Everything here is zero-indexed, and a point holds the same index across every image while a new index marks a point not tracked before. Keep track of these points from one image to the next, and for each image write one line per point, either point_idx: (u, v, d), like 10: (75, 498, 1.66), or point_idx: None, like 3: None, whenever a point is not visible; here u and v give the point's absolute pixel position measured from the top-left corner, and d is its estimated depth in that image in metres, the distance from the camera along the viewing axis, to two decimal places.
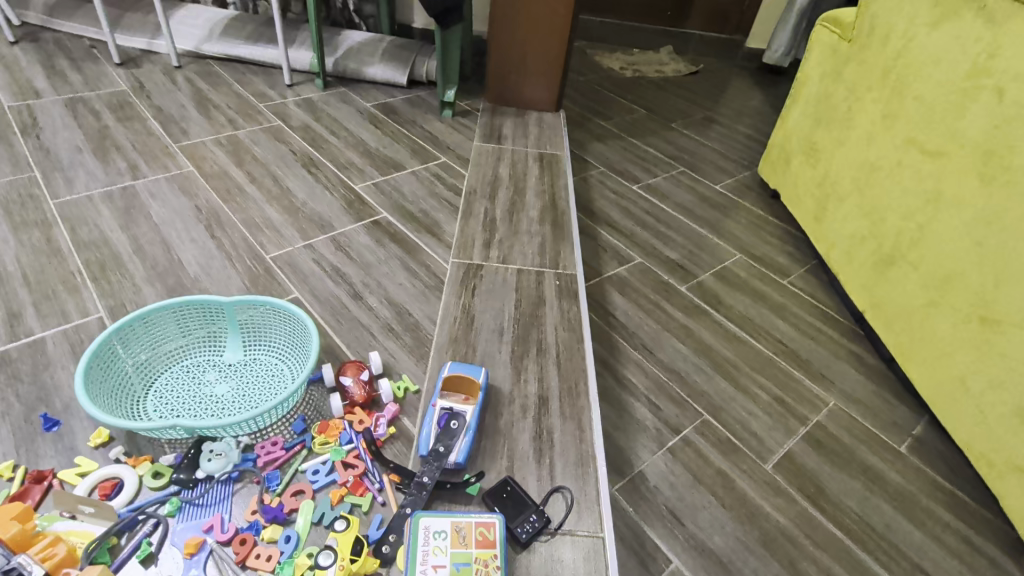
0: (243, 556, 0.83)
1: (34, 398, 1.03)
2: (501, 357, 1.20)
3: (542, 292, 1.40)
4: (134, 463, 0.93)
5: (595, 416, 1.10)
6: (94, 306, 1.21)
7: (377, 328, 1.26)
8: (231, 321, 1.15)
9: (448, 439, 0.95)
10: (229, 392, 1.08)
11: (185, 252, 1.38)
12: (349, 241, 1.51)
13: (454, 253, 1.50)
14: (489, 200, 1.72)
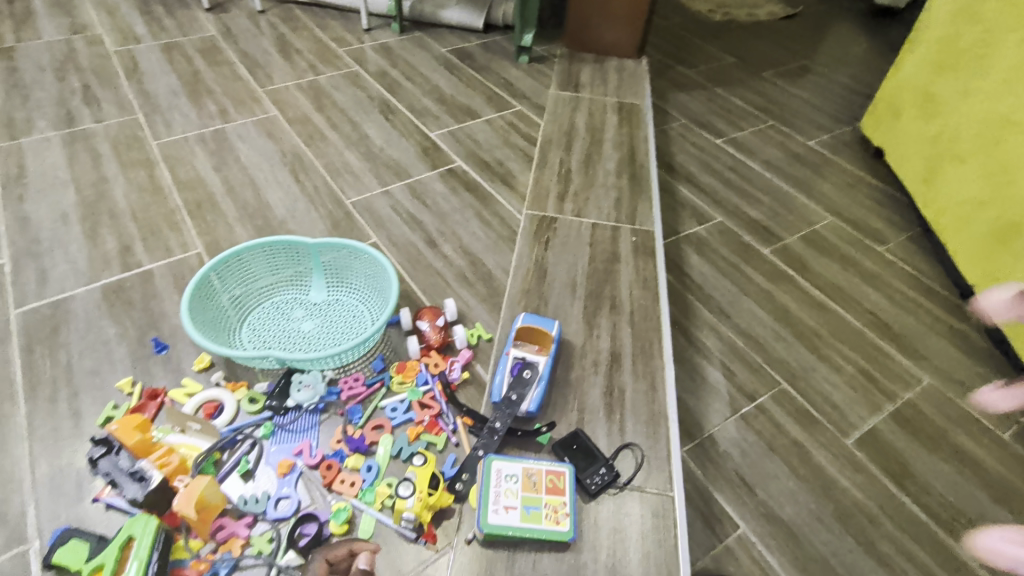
0: (330, 480, 0.89)
1: (146, 323, 1.12)
2: (573, 312, 1.19)
3: (617, 248, 1.36)
4: (233, 388, 1.01)
5: (668, 376, 1.08)
6: (194, 243, 1.30)
7: (452, 275, 1.27)
8: (315, 262, 1.19)
9: (521, 388, 0.97)
10: (314, 330, 1.14)
11: (272, 194, 1.44)
12: (424, 189, 1.52)
13: (527, 204, 1.47)
14: (565, 150, 1.67)
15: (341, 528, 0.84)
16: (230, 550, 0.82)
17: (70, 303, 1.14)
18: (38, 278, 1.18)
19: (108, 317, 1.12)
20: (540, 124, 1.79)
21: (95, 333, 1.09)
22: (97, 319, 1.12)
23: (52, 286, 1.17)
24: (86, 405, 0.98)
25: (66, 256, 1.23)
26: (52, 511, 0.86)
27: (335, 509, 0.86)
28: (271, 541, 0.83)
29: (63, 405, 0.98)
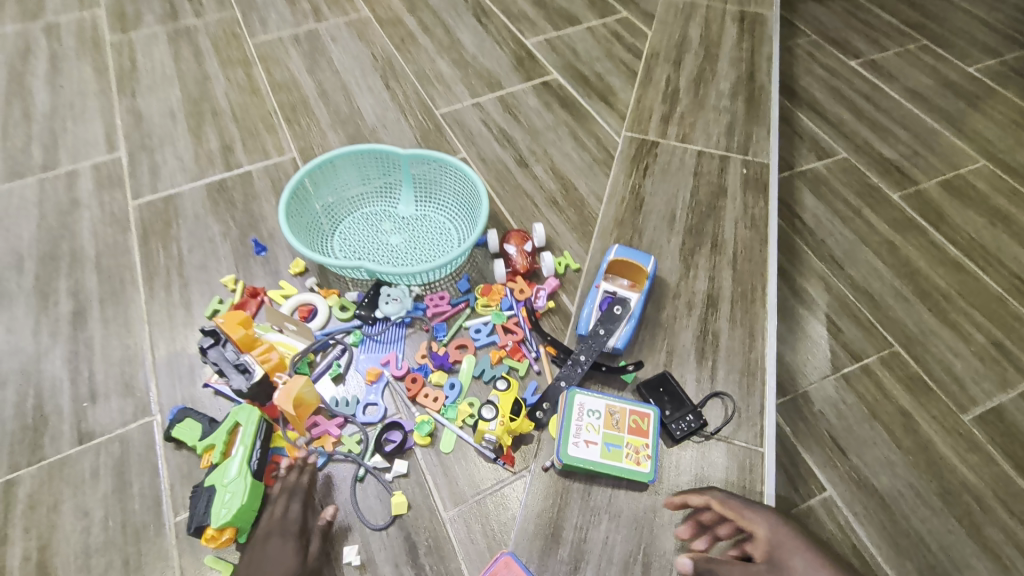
0: (415, 393, 0.91)
1: (246, 224, 1.16)
2: (669, 248, 1.11)
3: (724, 181, 1.23)
4: (325, 295, 1.04)
5: (770, 327, 1.00)
6: (289, 147, 1.30)
7: (542, 198, 1.21)
8: (405, 174, 1.16)
9: (610, 324, 0.93)
10: (401, 244, 1.13)
11: (363, 101, 1.40)
12: (517, 103, 1.42)
13: (627, 126, 1.35)
14: (673, 66, 1.50)
15: (425, 440, 0.87)
16: (323, 446, 0.87)
17: (179, 199, 1.19)
18: (151, 173, 1.24)
19: (213, 215, 1.17)
20: (648, 32, 1.60)
21: (201, 229, 1.14)
22: (204, 217, 1.16)
23: (163, 182, 1.22)
24: (196, 297, 1.05)
25: (174, 152, 1.27)
26: (170, 390, 0.93)
27: (418, 421, 0.89)
28: (359, 443, 0.87)
29: (177, 295, 1.05)
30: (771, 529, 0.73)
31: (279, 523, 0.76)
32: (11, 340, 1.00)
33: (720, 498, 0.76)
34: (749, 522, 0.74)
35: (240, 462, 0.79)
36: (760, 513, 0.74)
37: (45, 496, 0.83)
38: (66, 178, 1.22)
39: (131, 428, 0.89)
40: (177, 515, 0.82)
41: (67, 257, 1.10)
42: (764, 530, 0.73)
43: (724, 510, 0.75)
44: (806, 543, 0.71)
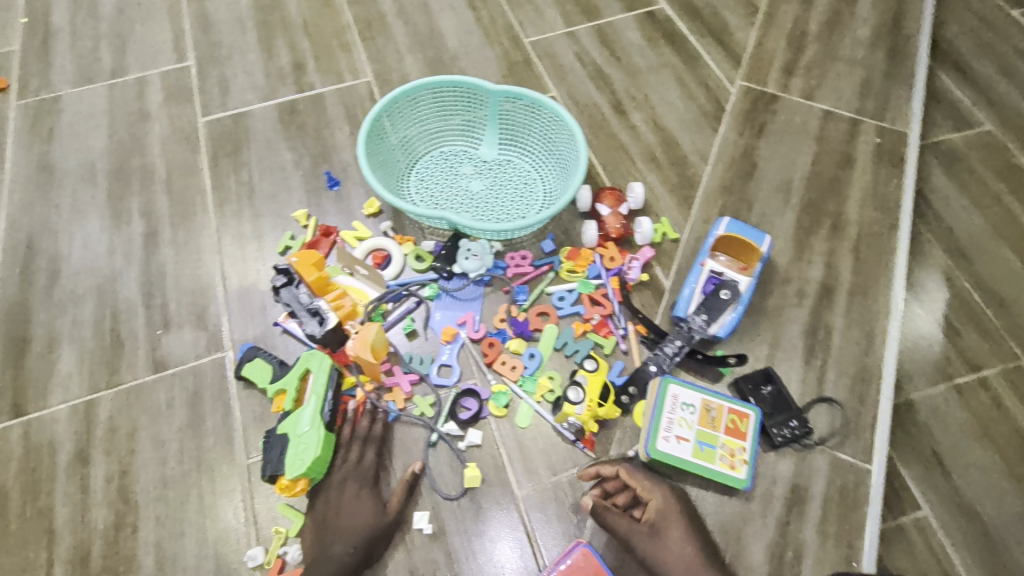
0: (491, 359, 0.86)
1: (319, 154, 1.07)
2: (781, 225, 1.00)
3: (852, 152, 1.08)
4: (401, 242, 0.97)
5: (891, 329, 0.90)
6: (364, 69, 1.17)
7: (639, 152, 1.08)
8: (491, 112, 1.04)
9: (714, 309, 0.84)
10: (482, 192, 1.03)
11: (445, 20, 1.24)
12: (617, 35, 1.23)
13: (744, 74, 1.17)
14: (803, 4, 1.28)
15: (500, 411, 0.83)
16: (394, 400, 0.84)
17: (249, 120, 1.11)
18: (220, 87, 1.15)
19: (284, 141, 1.08)
20: None
21: (273, 156, 1.07)
22: (275, 142, 1.08)
23: (233, 98, 1.13)
24: (267, 230, 0.99)
25: (244, 65, 1.17)
26: (242, 327, 0.90)
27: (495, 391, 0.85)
28: (433, 406, 0.83)
29: (247, 225, 0.99)
30: (665, 501, 0.75)
31: (354, 469, 0.77)
32: (86, 256, 0.97)
33: (630, 467, 0.77)
34: (647, 490, 0.75)
35: (313, 412, 0.76)
36: (658, 484, 0.76)
37: (123, 423, 0.83)
38: (136, 87, 1.14)
39: (204, 361, 0.87)
40: (250, 457, 0.81)
41: (138, 175, 1.05)
42: (658, 501, 0.75)
43: (630, 475, 0.76)
44: (684, 519, 0.75)
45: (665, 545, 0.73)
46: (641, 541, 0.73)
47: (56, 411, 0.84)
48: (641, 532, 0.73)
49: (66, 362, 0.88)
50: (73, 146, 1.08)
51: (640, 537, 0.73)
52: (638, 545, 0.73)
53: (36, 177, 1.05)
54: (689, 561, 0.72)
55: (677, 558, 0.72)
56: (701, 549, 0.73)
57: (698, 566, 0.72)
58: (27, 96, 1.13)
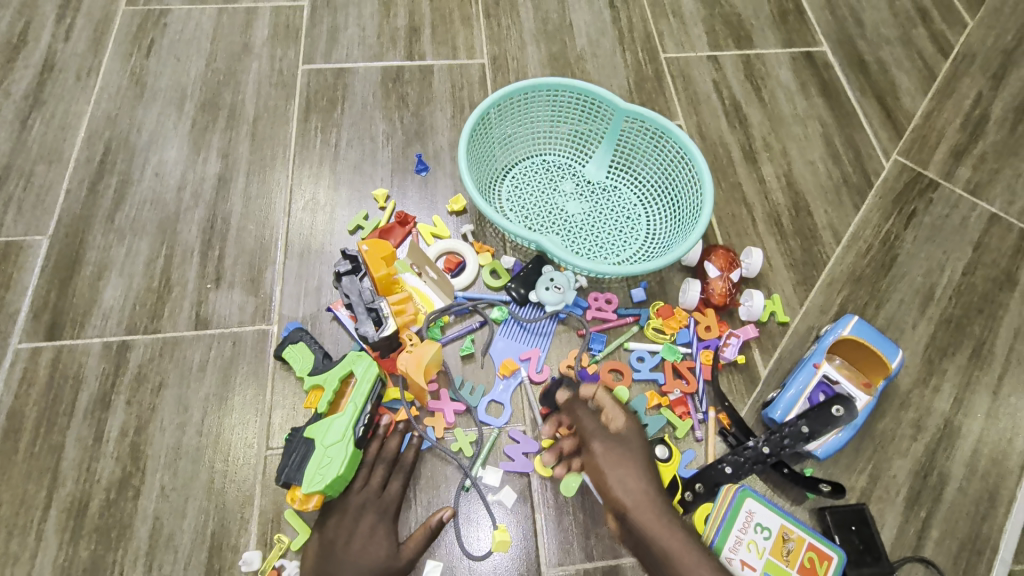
0: (548, 410, 0.77)
1: (413, 132, 0.99)
2: (912, 338, 0.85)
3: (1014, 271, 0.92)
4: (478, 250, 0.87)
5: (1019, 495, 0.76)
6: (481, 50, 1.07)
7: (763, 211, 0.94)
8: (608, 129, 0.92)
9: (818, 425, 0.72)
10: (578, 216, 0.92)
11: (579, 15, 1.12)
12: (766, 71, 1.09)
13: (903, 148, 1.02)
14: (990, 81, 1.10)
15: (545, 471, 0.74)
16: (433, 426, 0.75)
17: (350, 78, 1.03)
18: (328, 35, 1.07)
19: (381, 109, 1.00)
20: (970, 21, 1.16)
21: (366, 123, 0.99)
22: (371, 108, 1.00)
23: (339, 51, 1.05)
24: (343, 203, 0.91)
25: (357, 18, 1.09)
26: (293, 302, 0.83)
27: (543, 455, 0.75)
28: (473, 444, 0.75)
29: (322, 192, 0.92)
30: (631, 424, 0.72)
31: (374, 497, 0.69)
32: (156, 186, 0.92)
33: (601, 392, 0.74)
34: (614, 411, 0.73)
35: (347, 423, 0.68)
36: (627, 410, 0.73)
37: (152, 375, 0.78)
38: (245, 17, 1.08)
39: (246, 330, 0.81)
40: (270, 447, 0.75)
41: (226, 111, 0.99)
42: (626, 420, 0.72)
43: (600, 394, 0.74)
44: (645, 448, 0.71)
45: (621, 466, 0.68)
46: (600, 454, 0.70)
47: (91, 343, 0.80)
48: (604, 440, 0.70)
49: (111, 294, 0.83)
50: (169, 65, 1.03)
51: (598, 448, 0.70)
52: (595, 457, 0.69)
53: (126, 90, 1.00)
54: (641, 492, 0.67)
55: (632, 486, 0.67)
56: (657, 484, 0.69)
57: (649, 499, 0.67)
58: (136, 3, 1.08)
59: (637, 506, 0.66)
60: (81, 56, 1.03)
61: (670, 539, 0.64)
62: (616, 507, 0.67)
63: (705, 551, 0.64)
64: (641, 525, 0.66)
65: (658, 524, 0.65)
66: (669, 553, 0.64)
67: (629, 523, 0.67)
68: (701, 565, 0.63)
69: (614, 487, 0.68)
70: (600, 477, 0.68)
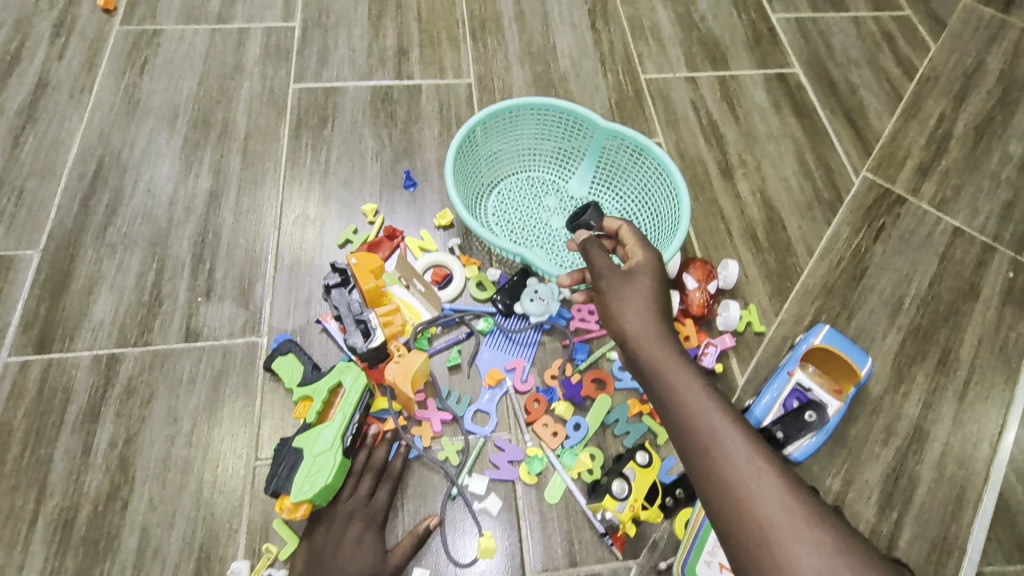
0: (533, 419, 0.79)
1: (402, 148, 1.01)
2: (882, 346, 0.89)
3: (978, 282, 0.96)
4: (465, 263, 0.90)
5: (984, 497, 0.79)
6: (467, 71, 1.10)
7: (739, 226, 0.98)
8: (589, 146, 0.96)
9: (793, 430, 0.75)
10: (562, 230, 0.95)
11: (562, 37, 1.16)
12: (741, 92, 1.13)
13: (872, 165, 1.06)
14: (953, 102, 1.15)
15: (529, 479, 0.76)
16: (420, 435, 0.77)
17: (340, 97, 1.06)
18: (319, 56, 1.10)
19: (370, 127, 1.03)
20: (932, 45, 1.22)
21: (355, 140, 1.01)
22: (361, 126, 1.03)
23: (329, 70, 1.08)
24: (332, 217, 0.93)
25: (348, 39, 1.12)
26: (283, 314, 0.85)
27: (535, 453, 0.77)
28: (459, 453, 0.77)
29: (312, 207, 0.94)
30: (650, 264, 0.61)
31: (362, 506, 0.71)
32: (148, 202, 0.93)
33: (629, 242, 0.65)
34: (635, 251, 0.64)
35: (334, 433, 0.69)
36: (649, 250, 0.63)
37: (141, 387, 0.79)
38: (237, 37, 1.11)
39: (236, 342, 0.83)
40: (259, 458, 0.76)
41: (217, 128, 1.01)
42: (643, 257, 0.62)
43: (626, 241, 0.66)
44: (656, 289, 0.58)
45: (641, 276, 0.59)
46: (643, 258, 0.62)
47: (80, 356, 0.81)
48: (613, 274, 0.60)
49: (101, 308, 0.84)
50: (162, 84, 1.05)
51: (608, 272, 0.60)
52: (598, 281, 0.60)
53: (119, 107, 1.02)
54: (647, 315, 0.55)
55: (648, 296, 0.57)
56: (665, 322, 0.56)
57: (656, 320, 0.55)
58: (130, 24, 1.11)
59: (638, 331, 0.54)
60: (75, 74, 1.05)
61: (666, 360, 0.51)
62: (614, 327, 0.56)
63: (708, 386, 0.49)
64: (637, 346, 0.53)
65: (657, 346, 0.53)
66: (660, 372, 0.51)
67: (628, 345, 0.54)
68: (702, 400, 0.48)
69: (633, 287, 0.58)
70: (605, 293, 0.58)
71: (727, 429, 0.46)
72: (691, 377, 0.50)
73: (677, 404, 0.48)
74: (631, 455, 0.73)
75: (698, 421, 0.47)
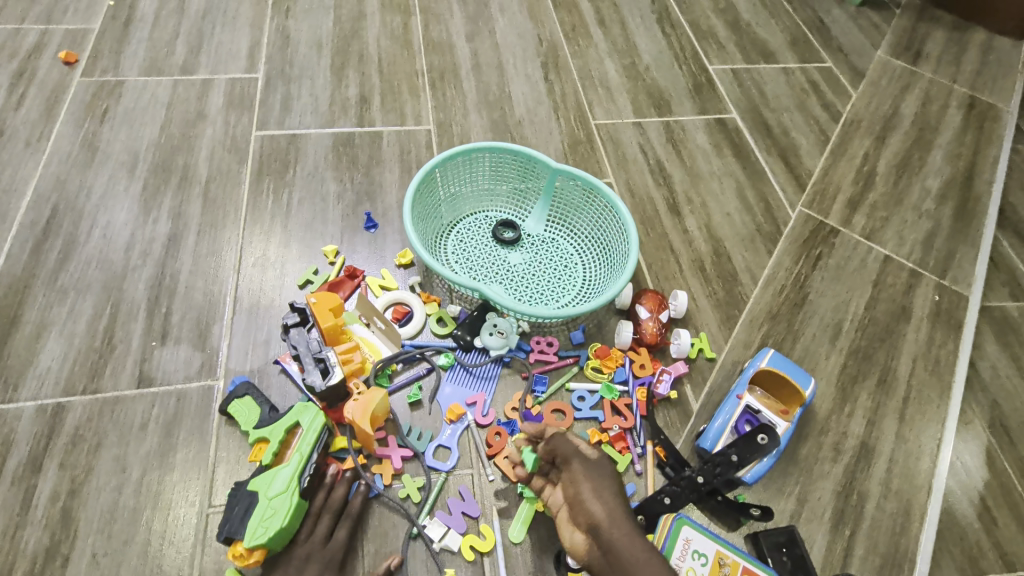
0: (495, 451, 0.80)
1: (363, 191, 1.04)
2: (826, 368, 0.93)
3: (909, 304, 1.03)
4: (425, 300, 0.91)
5: (930, 509, 0.83)
6: (427, 117, 1.15)
7: (688, 258, 1.03)
8: (543, 186, 1.01)
9: (748, 452, 0.76)
10: (520, 266, 0.98)
11: (516, 86, 1.23)
12: (684, 135, 1.22)
13: (806, 200, 1.14)
14: (875, 142, 1.26)
15: (470, 555, 0.73)
16: (381, 474, 0.76)
17: (303, 142, 1.09)
18: (282, 104, 1.13)
19: (332, 171, 1.06)
20: (854, 92, 1.35)
21: (317, 184, 1.04)
22: (323, 170, 1.06)
23: (292, 118, 1.12)
24: (293, 259, 0.94)
25: (310, 89, 1.16)
26: (241, 356, 0.84)
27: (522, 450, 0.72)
28: (421, 490, 0.76)
29: (273, 249, 0.95)
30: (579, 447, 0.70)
31: (319, 548, 0.69)
32: (103, 246, 0.93)
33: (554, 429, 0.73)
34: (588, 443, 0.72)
35: (292, 473, 0.68)
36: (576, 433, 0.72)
37: (88, 435, 0.77)
38: (200, 87, 1.14)
39: (191, 386, 0.81)
40: (212, 505, 0.73)
41: (178, 173, 1.02)
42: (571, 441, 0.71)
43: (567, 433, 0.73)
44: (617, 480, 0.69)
45: (605, 475, 0.68)
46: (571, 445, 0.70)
47: (24, 406, 0.78)
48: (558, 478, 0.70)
49: (49, 355, 0.82)
50: (123, 132, 1.06)
51: (580, 467, 0.68)
52: (576, 472, 0.68)
53: (77, 155, 1.03)
54: (614, 508, 0.65)
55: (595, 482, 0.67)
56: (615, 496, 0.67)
57: (621, 514, 0.65)
58: (92, 75, 1.13)
59: (612, 530, 0.63)
60: (32, 124, 1.05)
61: (636, 560, 0.61)
62: (588, 521, 0.65)
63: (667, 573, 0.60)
64: (612, 538, 0.63)
65: (628, 540, 0.62)
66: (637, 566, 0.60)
67: (603, 541, 0.63)
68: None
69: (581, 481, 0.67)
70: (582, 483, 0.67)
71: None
72: (662, 571, 0.60)
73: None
74: None
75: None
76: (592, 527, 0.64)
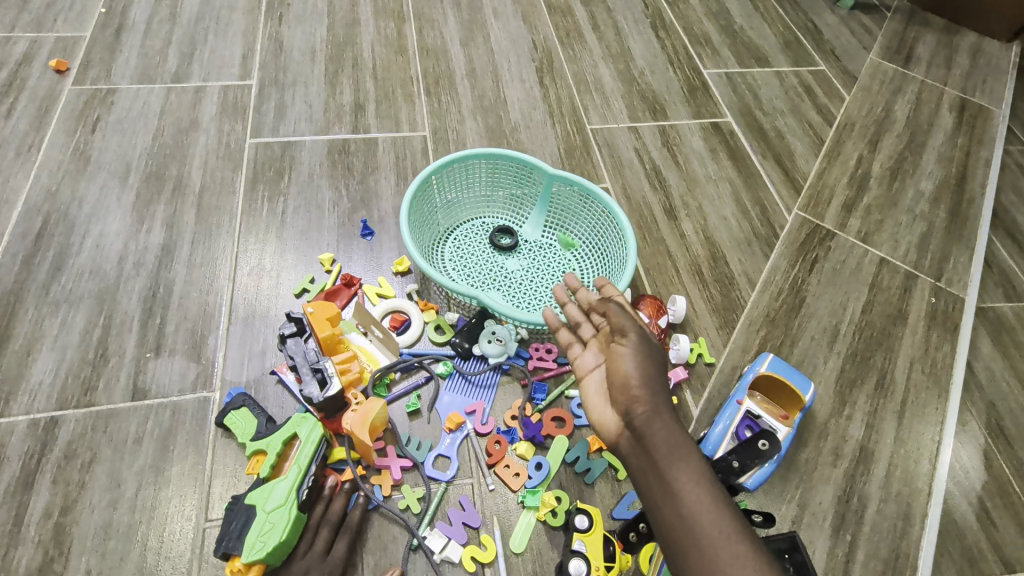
0: (495, 460, 0.79)
1: (358, 198, 1.04)
2: (824, 372, 0.94)
3: (905, 307, 1.03)
4: (423, 308, 0.91)
5: (930, 512, 0.83)
6: (422, 124, 1.15)
7: (686, 263, 1.03)
8: (540, 192, 1.01)
9: (749, 458, 0.74)
10: (518, 272, 0.97)
11: (512, 92, 1.23)
12: (680, 139, 1.22)
13: (802, 203, 1.15)
14: (869, 145, 1.27)
15: (471, 566, 0.72)
16: (380, 485, 0.76)
17: (297, 150, 1.08)
18: (276, 111, 1.13)
19: (327, 179, 1.05)
20: (847, 96, 1.35)
21: (312, 192, 1.03)
22: (318, 177, 1.05)
23: (286, 125, 1.11)
24: (289, 267, 0.94)
25: (304, 96, 1.16)
26: (237, 367, 0.83)
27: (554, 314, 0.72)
28: (420, 500, 0.76)
29: (268, 258, 0.94)
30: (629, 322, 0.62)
31: (318, 562, 0.68)
32: (96, 257, 0.92)
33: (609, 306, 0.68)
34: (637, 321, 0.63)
35: (290, 486, 0.67)
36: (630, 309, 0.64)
37: (82, 450, 0.75)
38: (193, 95, 1.13)
39: (187, 398, 0.80)
40: (209, 519, 0.72)
41: (172, 182, 1.01)
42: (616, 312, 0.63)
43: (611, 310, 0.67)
44: (668, 363, 0.61)
45: (653, 352, 0.59)
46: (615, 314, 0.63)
47: (17, 421, 0.77)
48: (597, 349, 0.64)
49: (41, 368, 0.81)
50: (115, 140, 1.05)
51: (628, 335, 0.60)
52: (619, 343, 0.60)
53: (68, 164, 1.01)
54: (653, 379, 0.56)
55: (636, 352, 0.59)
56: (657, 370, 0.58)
57: (658, 388, 0.56)
58: (83, 83, 1.12)
59: (649, 407, 0.55)
60: (22, 133, 1.04)
61: (670, 444, 0.52)
62: (623, 396, 0.56)
63: (701, 463, 0.51)
64: (646, 418, 0.54)
65: (661, 423, 0.54)
66: (670, 454, 0.52)
67: (631, 418, 0.55)
68: (705, 500, 0.49)
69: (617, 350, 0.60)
70: (622, 349, 0.59)
71: (702, 509, 0.48)
72: (690, 454, 0.52)
73: (675, 491, 0.50)
74: (574, 525, 0.73)
75: (684, 504, 0.49)
76: (623, 395, 0.56)
